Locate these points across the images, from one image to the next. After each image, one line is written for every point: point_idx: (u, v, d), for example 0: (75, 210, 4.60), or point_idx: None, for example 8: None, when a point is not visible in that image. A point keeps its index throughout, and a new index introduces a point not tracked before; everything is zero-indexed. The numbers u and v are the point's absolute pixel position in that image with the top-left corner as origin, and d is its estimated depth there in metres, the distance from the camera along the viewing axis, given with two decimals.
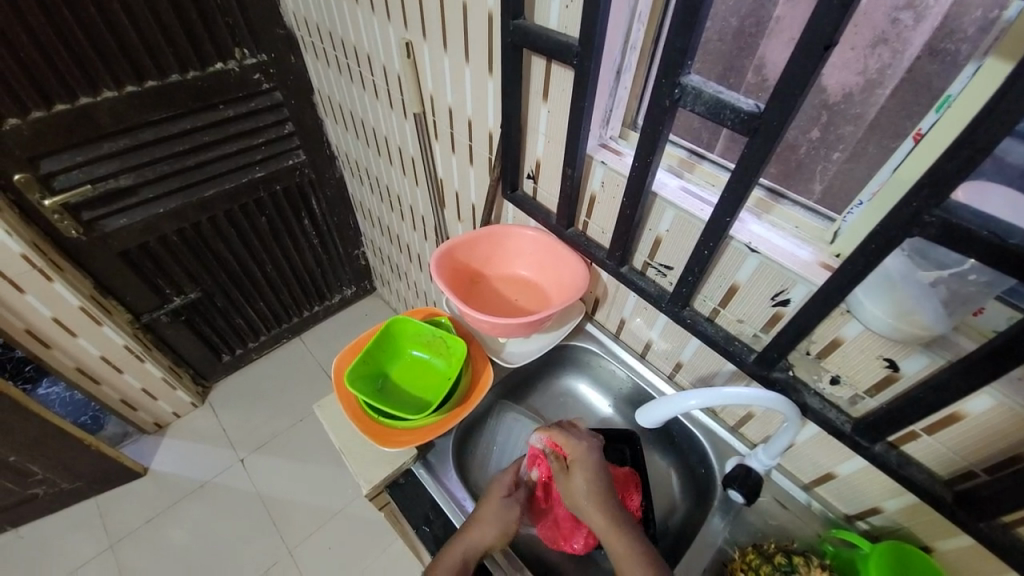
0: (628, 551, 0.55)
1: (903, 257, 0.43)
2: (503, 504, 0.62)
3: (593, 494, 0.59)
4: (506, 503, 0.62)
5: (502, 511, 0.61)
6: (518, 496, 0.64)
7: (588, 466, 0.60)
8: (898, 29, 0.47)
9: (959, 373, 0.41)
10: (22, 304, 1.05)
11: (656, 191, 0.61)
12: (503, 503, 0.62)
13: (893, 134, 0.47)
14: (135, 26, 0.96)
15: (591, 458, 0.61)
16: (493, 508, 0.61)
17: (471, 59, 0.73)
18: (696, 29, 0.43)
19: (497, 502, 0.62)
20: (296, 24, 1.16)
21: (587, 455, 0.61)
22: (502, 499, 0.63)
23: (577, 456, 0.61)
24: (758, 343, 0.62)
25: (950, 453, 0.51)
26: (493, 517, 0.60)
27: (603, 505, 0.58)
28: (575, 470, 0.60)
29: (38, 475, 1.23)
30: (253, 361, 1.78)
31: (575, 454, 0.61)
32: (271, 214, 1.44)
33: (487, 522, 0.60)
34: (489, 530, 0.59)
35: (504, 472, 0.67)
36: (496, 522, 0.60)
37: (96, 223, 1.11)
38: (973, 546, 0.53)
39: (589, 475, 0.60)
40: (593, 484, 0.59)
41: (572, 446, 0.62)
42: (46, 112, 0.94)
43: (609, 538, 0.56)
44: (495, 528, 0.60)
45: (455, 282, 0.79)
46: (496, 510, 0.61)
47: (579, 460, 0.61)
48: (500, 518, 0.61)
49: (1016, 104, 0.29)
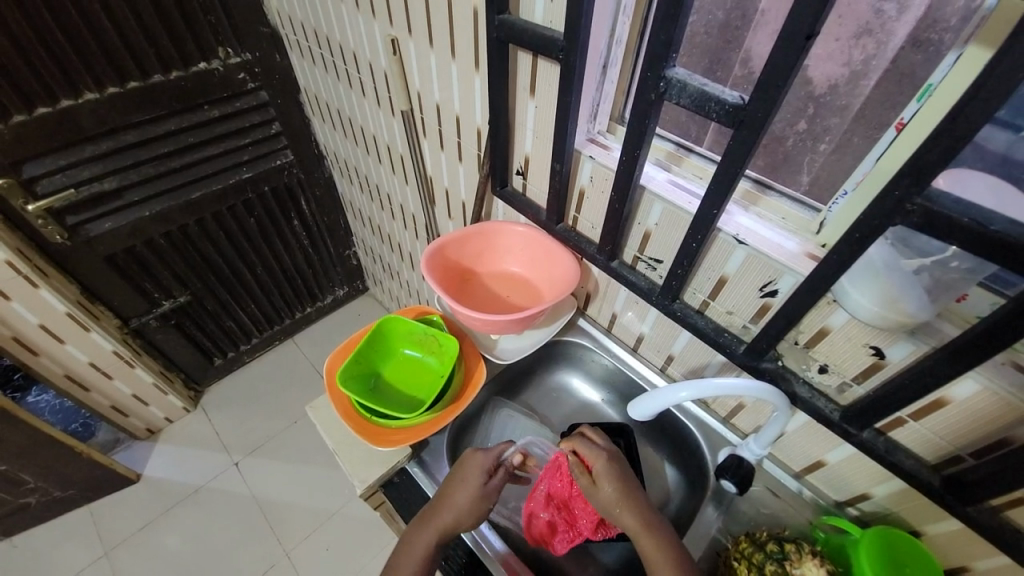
0: (660, 550, 0.55)
1: (887, 245, 0.44)
2: (479, 493, 0.60)
3: (622, 501, 0.58)
4: (485, 492, 0.60)
5: (480, 502, 0.60)
6: (498, 480, 0.62)
7: (615, 477, 0.59)
8: (881, 20, 0.47)
9: (944, 359, 0.42)
10: (8, 311, 1.03)
11: (645, 184, 0.61)
12: (482, 493, 0.60)
13: (878, 125, 0.48)
14: (117, 27, 0.95)
15: (617, 472, 0.60)
16: (470, 497, 0.59)
17: (458, 56, 0.73)
18: (681, 22, 0.42)
19: (476, 491, 0.60)
20: (281, 22, 1.15)
21: (609, 467, 0.60)
22: (481, 488, 0.60)
23: (601, 470, 0.60)
24: (748, 334, 0.62)
25: (937, 439, 0.52)
26: (469, 507, 0.59)
27: (636, 508, 0.58)
28: (602, 486, 0.59)
29: (29, 484, 1.22)
30: (245, 364, 1.77)
31: (600, 466, 0.60)
32: (260, 216, 1.42)
33: (462, 512, 0.59)
34: (464, 520, 0.59)
35: (486, 452, 0.64)
36: (472, 513, 0.59)
37: (81, 227, 1.10)
38: (962, 530, 0.54)
39: (619, 484, 0.59)
40: (620, 493, 0.58)
41: (593, 459, 0.60)
42: (27, 116, 0.92)
43: (638, 538, 0.57)
44: (470, 517, 0.59)
45: (446, 279, 0.79)
46: (474, 501, 0.59)
47: (603, 473, 0.60)
48: (476, 508, 0.59)
49: (995, 92, 0.29)
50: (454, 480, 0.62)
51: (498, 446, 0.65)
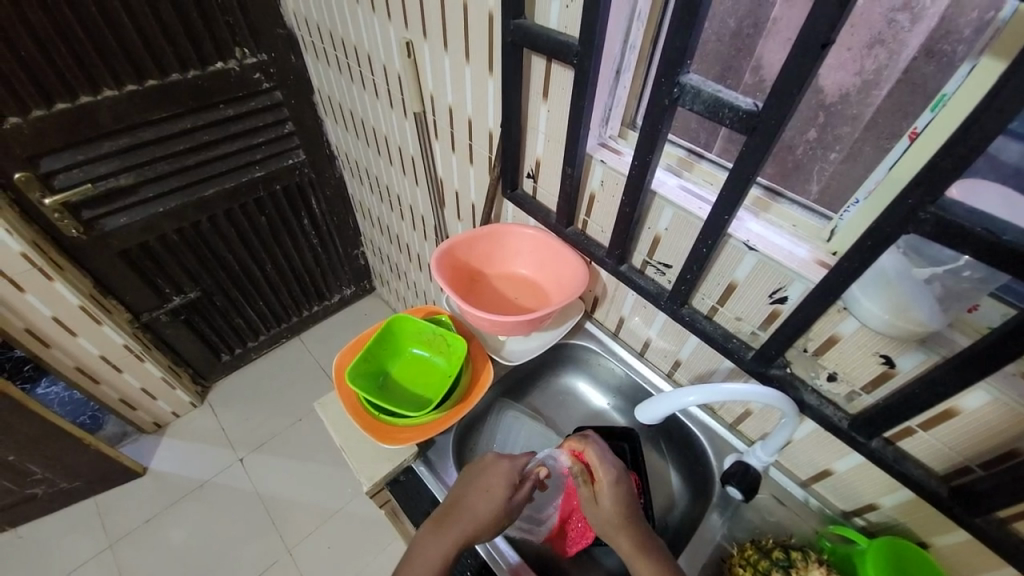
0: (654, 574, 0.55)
1: (898, 254, 0.43)
2: (499, 505, 0.60)
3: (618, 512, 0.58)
4: (509, 506, 0.60)
5: (501, 516, 0.60)
6: (522, 493, 0.62)
7: (617, 494, 0.59)
8: (894, 30, 0.48)
9: (953, 370, 0.42)
10: (22, 302, 1.05)
11: (655, 189, 0.61)
12: (506, 507, 0.60)
13: (890, 135, 0.48)
14: (135, 24, 0.96)
15: (616, 487, 0.60)
16: (495, 510, 0.59)
17: (472, 59, 0.74)
18: (695, 30, 0.43)
19: (501, 506, 0.60)
20: (296, 24, 1.17)
21: (615, 479, 0.60)
22: (505, 502, 0.60)
23: (605, 482, 0.60)
24: (756, 340, 0.62)
25: (947, 449, 0.51)
26: (492, 521, 0.59)
27: (625, 516, 0.58)
28: (604, 495, 0.60)
29: (37, 474, 1.23)
30: (252, 361, 1.78)
31: (605, 480, 0.60)
32: (271, 215, 1.44)
33: (483, 528, 0.59)
34: (482, 532, 0.59)
35: (511, 464, 0.63)
36: (492, 525, 0.59)
37: (96, 222, 1.12)
38: (970, 541, 0.54)
39: (618, 501, 0.59)
40: (620, 504, 0.59)
41: (600, 470, 0.61)
42: (46, 111, 0.94)
43: (614, 536, 0.58)
44: (489, 529, 0.59)
45: (454, 279, 0.80)
46: (497, 513, 0.59)
47: (606, 486, 0.60)
48: (496, 524, 0.60)
49: (1009, 103, 0.29)
50: (476, 491, 0.61)
51: (524, 458, 0.64)
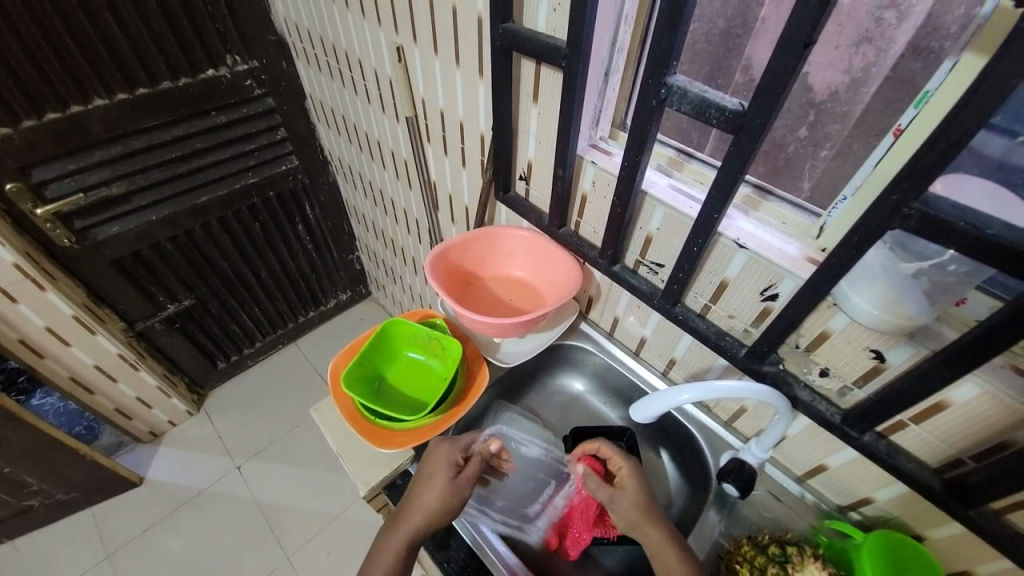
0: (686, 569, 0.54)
1: (886, 250, 0.44)
2: (443, 486, 0.60)
3: (642, 502, 0.59)
4: (454, 486, 0.60)
5: (449, 498, 0.59)
6: (468, 471, 0.61)
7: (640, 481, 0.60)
8: (881, 28, 0.48)
9: (942, 363, 0.42)
10: (16, 313, 1.05)
11: (646, 190, 0.62)
12: (450, 488, 0.60)
13: (877, 132, 0.48)
14: (125, 33, 0.96)
15: (637, 478, 0.61)
16: (439, 494, 0.59)
17: (462, 63, 0.74)
18: (681, 32, 0.43)
19: (444, 487, 0.59)
20: (287, 30, 1.17)
21: (633, 470, 0.61)
22: (448, 483, 0.60)
23: (626, 471, 0.61)
24: (749, 337, 0.63)
25: (938, 441, 0.52)
26: (440, 505, 0.59)
27: (648, 509, 0.58)
28: (628, 485, 0.60)
29: (32, 486, 1.22)
30: (248, 368, 1.77)
31: (627, 469, 0.61)
32: (264, 221, 1.44)
33: (434, 512, 0.59)
34: (433, 518, 0.59)
35: (451, 445, 0.63)
36: (442, 509, 0.59)
37: (89, 232, 1.11)
38: (965, 534, 0.54)
39: (641, 492, 0.59)
40: (641, 498, 0.59)
41: (621, 461, 0.62)
42: (36, 121, 0.94)
43: (646, 530, 0.57)
44: (440, 515, 0.59)
45: (449, 282, 0.80)
46: (441, 496, 0.59)
47: (628, 477, 0.61)
48: (447, 506, 0.59)
49: (990, 98, 0.30)
50: (422, 480, 0.61)
51: (466, 437, 0.64)
